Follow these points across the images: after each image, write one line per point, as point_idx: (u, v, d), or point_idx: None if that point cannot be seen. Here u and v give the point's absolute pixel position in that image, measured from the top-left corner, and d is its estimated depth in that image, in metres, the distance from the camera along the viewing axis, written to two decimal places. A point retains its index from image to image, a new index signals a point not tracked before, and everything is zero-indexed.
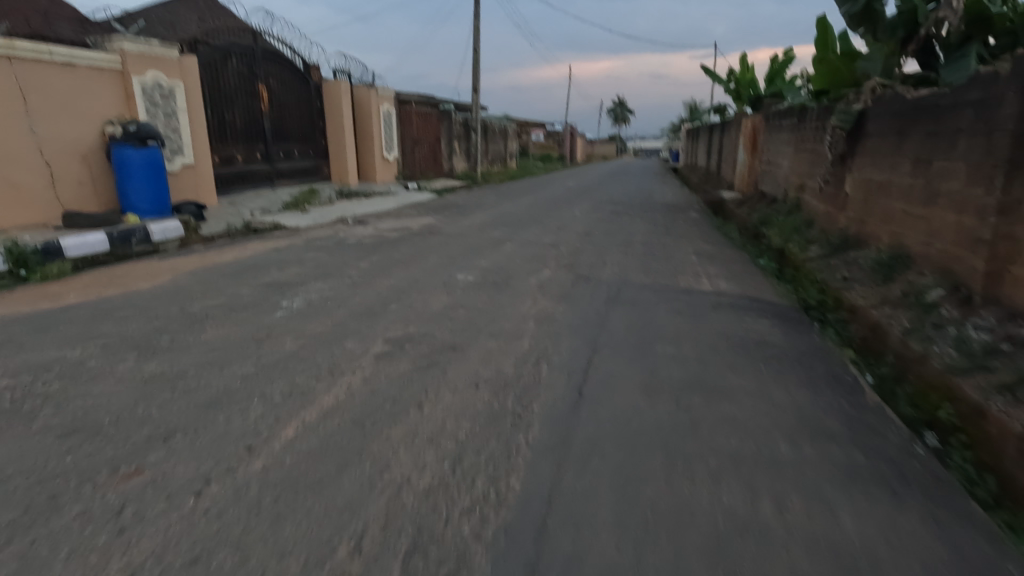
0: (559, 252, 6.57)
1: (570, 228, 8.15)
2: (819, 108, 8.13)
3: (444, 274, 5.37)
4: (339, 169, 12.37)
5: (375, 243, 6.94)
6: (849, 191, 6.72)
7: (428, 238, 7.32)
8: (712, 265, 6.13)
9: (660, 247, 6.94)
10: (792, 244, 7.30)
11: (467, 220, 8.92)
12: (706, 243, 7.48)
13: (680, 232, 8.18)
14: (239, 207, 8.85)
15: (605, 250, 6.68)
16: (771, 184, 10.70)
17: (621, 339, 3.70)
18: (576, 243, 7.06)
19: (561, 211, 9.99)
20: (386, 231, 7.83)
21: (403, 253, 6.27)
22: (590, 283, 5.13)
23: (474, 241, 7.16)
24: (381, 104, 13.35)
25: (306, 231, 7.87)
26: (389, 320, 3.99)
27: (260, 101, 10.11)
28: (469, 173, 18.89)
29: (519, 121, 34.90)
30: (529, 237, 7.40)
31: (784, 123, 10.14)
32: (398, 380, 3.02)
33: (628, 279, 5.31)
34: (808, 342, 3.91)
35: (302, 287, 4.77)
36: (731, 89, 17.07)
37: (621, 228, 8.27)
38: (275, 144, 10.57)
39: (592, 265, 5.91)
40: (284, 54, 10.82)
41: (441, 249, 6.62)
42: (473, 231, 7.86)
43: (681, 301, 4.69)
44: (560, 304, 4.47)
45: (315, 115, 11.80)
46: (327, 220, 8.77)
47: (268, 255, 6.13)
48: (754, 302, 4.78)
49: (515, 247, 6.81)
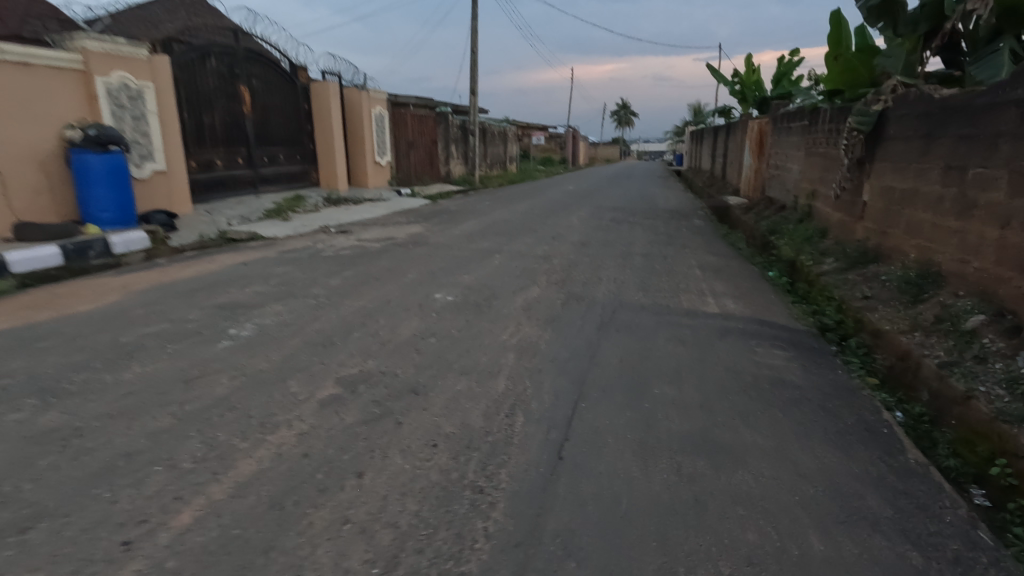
0: (552, 265, 6.05)
1: (566, 238, 7.62)
2: (833, 109, 7.59)
3: (420, 292, 4.86)
4: (328, 175, 11.89)
5: (353, 255, 6.44)
6: (867, 199, 6.19)
7: (412, 249, 6.80)
8: (719, 281, 5.60)
9: (661, 260, 6.40)
10: (804, 256, 6.76)
11: (457, 228, 8.41)
12: (711, 254, 6.94)
13: (683, 242, 7.65)
14: (216, 215, 8.38)
15: (602, 263, 6.16)
16: (779, 189, 10.18)
17: (614, 377, 3.18)
18: (570, 255, 6.53)
19: (558, 218, 9.46)
20: (368, 242, 7.33)
21: (381, 267, 5.77)
22: (582, 304, 4.61)
23: (461, 252, 6.66)
24: (373, 106, 12.88)
25: (284, 242, 7.38)
26: (347, 352, 3.48)
27: (242, 103, 9.64)
28: (467, 177, 18.42)
29: (520, 124, 34.46)
30: (520, 249, 6.89)
31: (794, 125, 9.61)
32: (340, 437, 2.50)
33: (625, 299, 4.78)
34: (831, 380, 3.38)
35: (257, 310, 4.26)
36: (736, 91, 16.57)
37: (619, 237, 7.74)
38: (258, 148, 10.10)
39: (586, 281, 5.39)
40: (269, 54, 10.35)
41: (423, 262, 6.10)
42: (461, 241, 7.35)
43: (683, 326, 4.16)
44: (546, 330, 3.95)
45: (302, 118, 11.32)
46: (310, 229, 8.28)
47: (233, 270, 5.63)
48: (766, 327, 4.24)
49: (505, 260, 6.29)
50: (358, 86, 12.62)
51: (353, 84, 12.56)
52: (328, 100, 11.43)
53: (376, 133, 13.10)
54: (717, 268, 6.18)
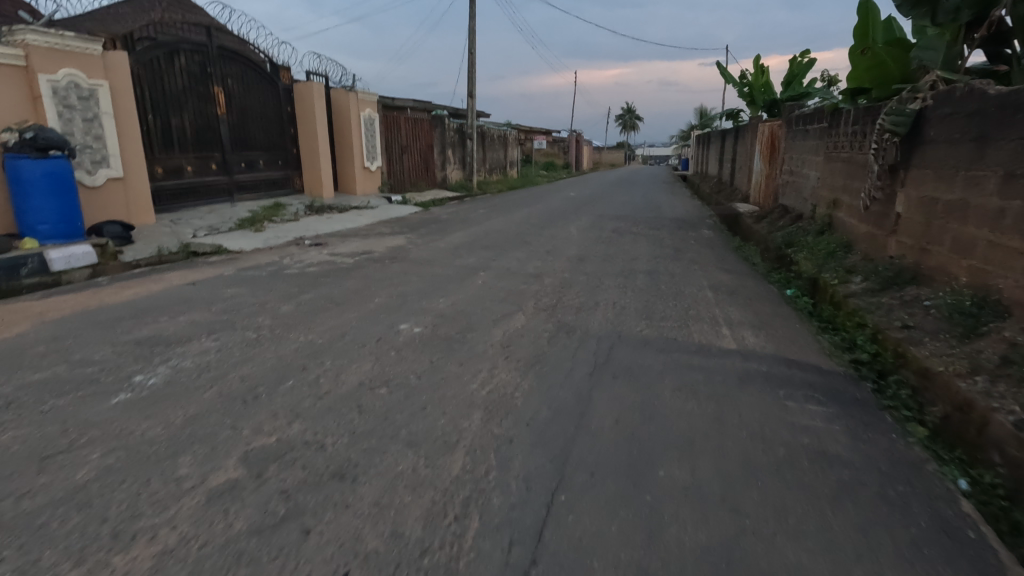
0: (542, 286, 5.31)
1: (561, 252, 6.88)
2: (858, 109, 6.86)
3: (384, 321, 4.14)
4: (313, 181, 11.20)
5: (321, 273, 5.73)
6: (902, 210, 5.44)
7: (387, 265, 6.09)
8: (734, 306, 4.85)
9: (667, 279, 5.65)
10: (828, 274, 6.00)
11: (444, 240, 7.70)
12: (723, 271, 6.19)
13: (692, 256, 6.91)
14: (181, 225, 7.71)
15: (600, 283, 5.43)
16: (794, 197, 9.45)
17: (606, 451, 2.45)
18: (563, 273, 5.81)
19: (554, 229, 8.72)
20: (342, 256, 6.64)
21: (347, 288, 5.06)
22: (573, 338, 3.88)
23: (443, 269, 5.95)
24: (362, 109, 12.23)
25: (250, 256, 6.70)
26: (271, 410, 2.76)
27: (216, 105, 8.99)
28: (464, 183, 17.76)
29: (523, 129, 33.92)
30: (509, 265, 6.16)
31: (811, 127, 8.87)
32: (216, 560, 1.78)
33: (624, 330, 4.06)
34: (887, 450, 2.64)
35: (181, 347, 3.55)
36: (744, 94, 15.91)
37: (620, 252, 7.01)
38: (235, 153, 9.45)
39: (581, 305, 4.67)
40: (247, 53, 9.70)
41: (397, 281, 5.38)
42: (445, 255, 6.64)
43: (695, 369, 3.42)
44: (526, 376, 3.22)
45: (285, 121, 10.66)
46: (282, 241, 7.59)
47: (178, 292, 4.94)
48: (796, 371, 3.49)
49: (490, 280, 5.56)
50: (346, 87, 11.95)
51: (341, 86, 11.92)
52: (312, 102, 10.75)
53: (365, 137, 12.41)
54: (731, 289, 5.43)
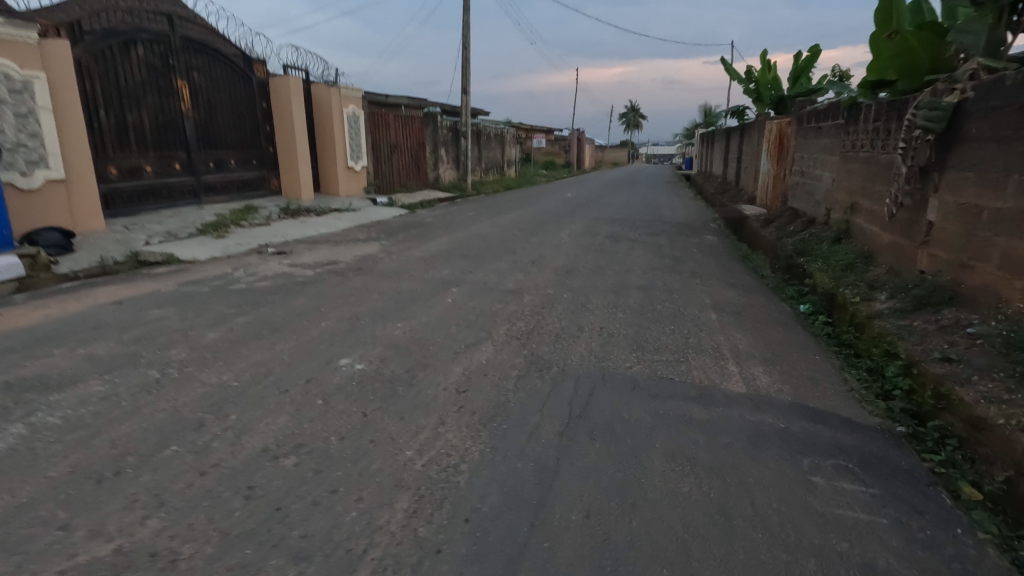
0: (521, 306, 4.62)
1: (548, 263, 6.18)
2: (880, 104, 6.13)
3: (322, 355, 3.45)
4: (291, 182, 10.53)
5: (271, 289, 5.05)
6: (936, 218, 4.73)
7: (350, 279, 5.41)
8: (743, 332, 4.15)
9: (666, 297, 4.95)
10: (848, 290, 5.29)
11: (421, 248, 7.02)
12: (729, 287, 5.48)
13: (693, 267, 6.20)
14: (134, 231, 7.05)
15: (587, 303, 4.73)
16: (806, 200, 8.74)
17: (569, 569, 1.77)
18: (546, 289, 5.13)
19: (545, 235, 8.02)
20: (303, 267, 5.96)
21: (294, 309, 4.39)
22: (546, 379, 3.20)
23: (411, 284, 5.27)
24: (345, 105, 11.56)
25: (202, 266, 6.03)
26: (127, 496, 2.07)
27: (180, 100, 8.33)
28: (458, 183, 17.08)
29: (523, 127, 33.23)
30: (486, 279, 5.47)
31: (824, 125, 8.16)
32: None
33: (611, 367, 3.37)
34: (953, 558, 1.95)
35: (60, 392, 2.88)
36: (750, 91, 15.18)
37: (613, 262, 6.31)
38: (202, 152, 8.79)
39: (562, 332, 3.98)
40: (216, 44, 9.03)
41: (355, 299, 4.70)
42: (417, 266, 5.97)
43: (695, 425, 2.72)
44: (478, 439, 2.53)
45: (259, 118, 9.99)
46: (243, 248, 6.92)
47: (97, 312, 4.26)
48: (821, 426, 2.79)
49: (463, 297, 4.87)
50: (328, 83, 11.27)
51: (322, 81, 11.24)
52: (289, 98, 10.08)
53: (349, 135, 11.74)
54: (738, 309, 4.73)
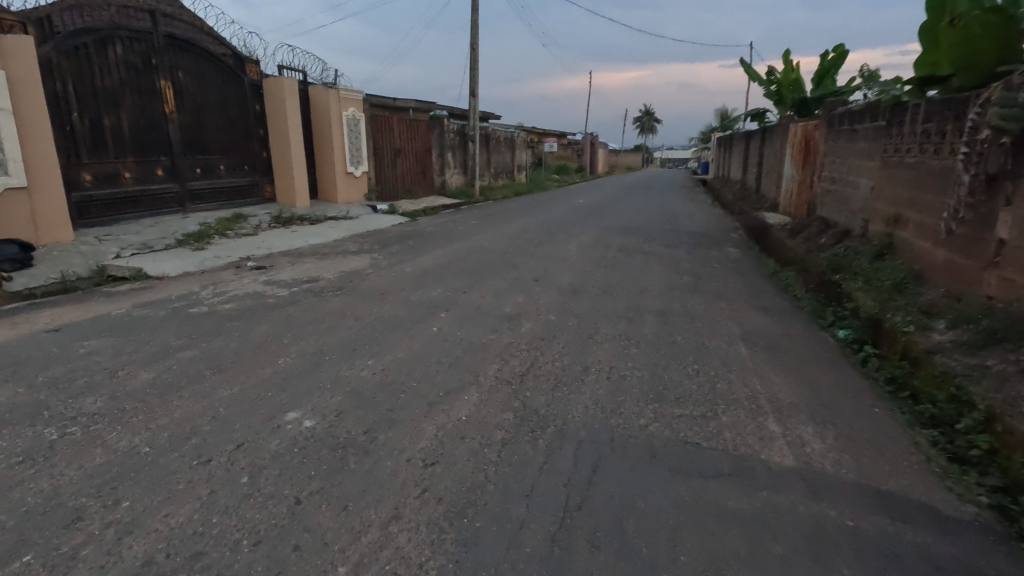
0: (517, 337, 3.96)
1: (552, 281, 5.51)
2: (933, 102, 5.38)
3: (266, 408, 2.82)
4: (285, 188, 9.99)
5: (235, 312, 4.44)
6: (1009, 236, 3.99)
7: (327, 301, 4.79)
8: (782, 374, 3.45)
9: (687, 326, 4.25)
10: (899, 317, 4.55)
11: (414, 262, 6.40)
12: (760, 313, 4.76)
13: (716, 287, 5.49)
14: (106, 243, 6.53)
15: (595, 333, 4.05)
16: (838, 210, 7.99)
17: None
18: (548, 316, 4.46)
19: (551, 248, 7.34)
20: (280, 285, 5.36)
21: (252, 340, 3.77)
22: (540, 444, 2.53)
23: (394, 307, 4.64)
24: (344, 108, 11.01)
25: (170, 284, 5.47)
26: None
27: (163, 102, 7.82)
28: (465, 189, 16.49)
29: (534, 132, 32.64)
30: (481, 302, 4.81)
31: (861, 127, 7.40)
32: None
33: (621, 428, 2.70)
34: None
35: None
36: (770, 92, 14.47)
37: (626, 281, 5.61)
38: (188, 157, 8.27)
39: (563, 374, 3.31)
40: (205, 42, 8.52)
41: (326, 328, 4.07)
42: (405, 285, 5.33)
43: (732, 523, 2.04)
44: (440, 546, 1.88)
45: (251, 121, 9.46)
46: (221, 261, 6.36)
47: (24, 343, 3.69)
48: (900, 525, 2.10)
49: (451, 325, 4.21)
50: (326, 85, 10.74)
51: (321, 83, 10.71)
52: (282, 100, 9.54)
53: (349, 139, 11.19)
54: (773, 343, 4.02)
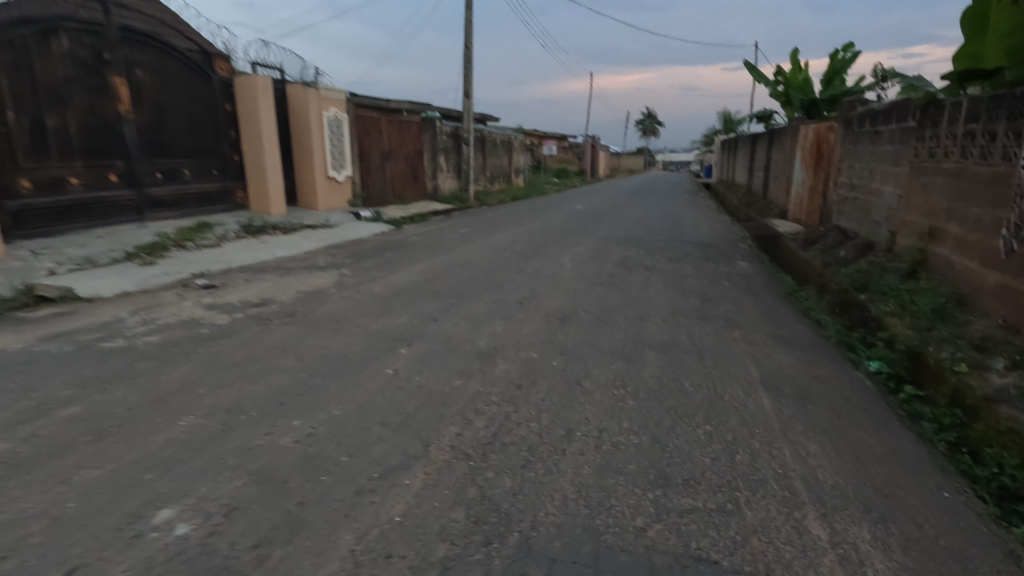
0: (489, 383, 3.23)
1: (539, 305, 4.79)
2: (979, 99, 4.66)
3: (133, 503, 2.09)
4: (259, 194, 9.29)
5: (154, 348, 3.71)
6: None
7: (273, 330, 4.09)
8: (819, 440, 2.72)
9: (697, 367, 3.53)
10: (947, 352, 3.82)
11: (386, 279, 5.70)
12: (781, 347, 4.03)
13: (726, 311, 4.77)
14: (42, 257, 5.84)
15: (584, 378, 3.32)
16: (859, 219, 7.27)
17: None
18: (529, 352, 3.72)
19: (542, 262, 6.62)
20: (224, 309, 4.65)
21: (159, 389, 3.05)
22: (497, 567, 1.81)
23: (347, 338, 3.93)
24: (325, 109, 10.32)
25: (100, 306, 4.76)
26: None
27: (117, 101, 7.14)
28: (458, 194, 15.81)
29: (534, 135, 32.00)
30: (453, 333, 4.09)
31: (885, 128, 6.69)
32: None
33: (612, 537, 1.97)
34: None
35: None
36: (777, 93, 13.81)
37: (625, 305, 4.88)
38: (147, 161, 7.59)
39: (539, 441, 2.60)
40: (168, 37, 7.84)
41: (257, 370, 3.34)
42: (369, 310, 4.61)
43: None
44: None
45: (222, 122, 8.77)
46: (169, 278, 5.66)
47: None
48: None
49: (411, 366, 3.48)
50: (306, 84, 10.06)
51: (300, 82, 10.03)
52: (255, 99, 8.85)
53: (330, 141, 10.50)
54: (801, 391, 3.29)
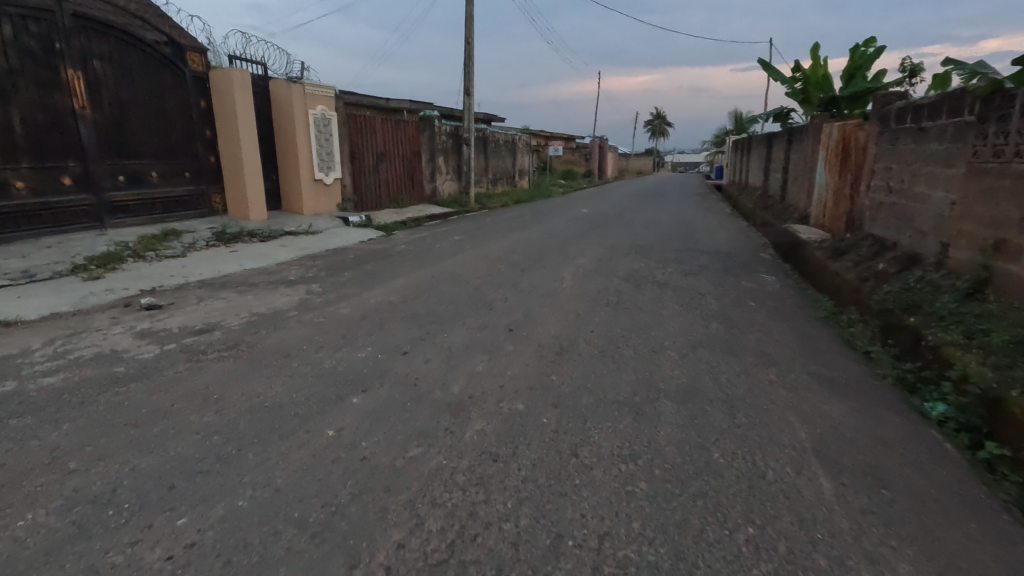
0: (456, 454, 2.45)
1: (531, 334, 4.02)
2: None
3: None
4: (236, 198, 8.56)
5: (45, 395, 2.97)
6: None
7: (203, 370, 3.34)
8: (911, 557, 1.93)
9: (726, 428, 2.74)
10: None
11: (359, 298, 4.96)
12: (830, 394, 3.23)
13: (756, 343, 3.98)
14: None
15: (582, 445, 2.55)
16: (898, 226, 6.44)
17: None
18: (514, 403, 2.94)
19: (540, 276, 5.84)
20: (158, 337, 3.92)
21: (16, 463, 2.30)
22: None
23: (289, 382, 3.17)
24: (312, 106, 9.63)
25: (14, 332, 4.03)
26: None
27: (70, 96, 6.46)
28: (458, 196, 15.07)
29: (540, 135, 31.28)
30: (423, 374, 3.33)
31: (932, 124, 5.86)
32: None
33: None
34: None
35: None
36: (793, 91, 12.98)
37: (634, 333, 4.08)
38: (106, 163, 6.91)
39: (513, 560, 1.83)
40: (132, 26, 7.14)
41: (158, 431, 2.59)
42: (327, 340, 3.85)
43: None
44: None
45: (195, 120, 8.07)
46: (110, 297, 4.94)
47: None
48: None
49: (360, 423, 2.71)
50: (290, 80, 9.37)
51: (285, 77, 9.35)
52: (231, 94, 8.10)
53: (317, 141, 9.79)
54: (868, 465, 2.49)
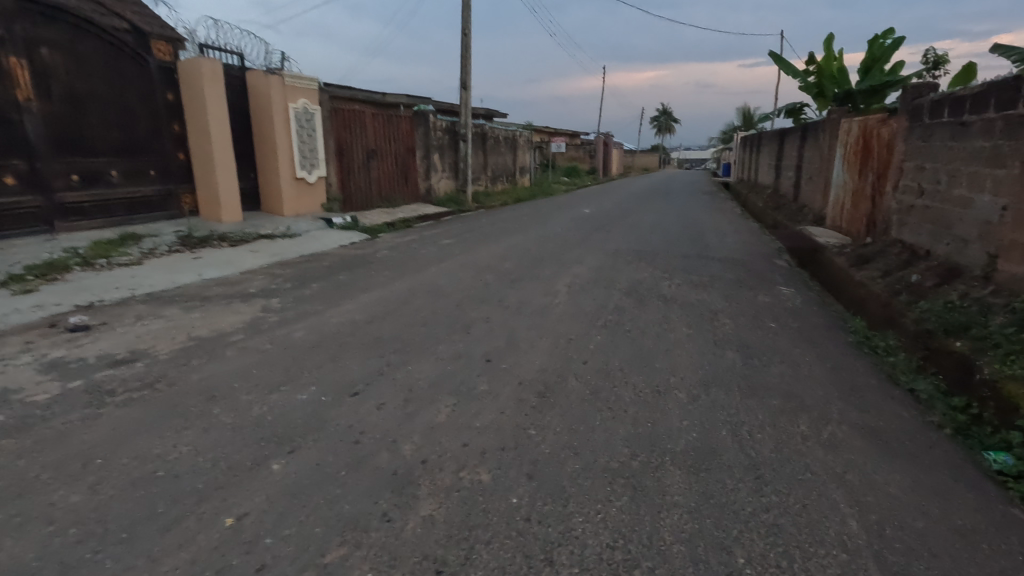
0: (388, 563, 1.81)
1: (513, 367, 3.38)
2: None
3: None
4: (207, 198, 7.92)
5: None
6: None
7: (100, 418, 2.71)
8: None
9: (753, 515, 2.08)
10: None
11: (320, 317, 4.34)
12: (879, 456, 2.57)
13: (780, 380, 3.31)
14: None
15: (561, 545, 1.90)
16: (933, 232, 5.75)
17: None
18: (477, 474, 2.30)
19: (530, 289, 5.20)
20: (67, 369, 3.30)
21: None
22: None
23: (203, 437, 2.54)
24: (292, 99, 9.01)
25: None
26: None
27: (13, 88, 5.86)
28: (454, 195, 14.44)
29: (543, 131, 30.63)
30: (371, 425, 2.69)
31: (976, 118, 5.15)
32: None
33: None
34: None
35: None
36: (807, 85, 12.24)
37: (634, 367, 3.42)
38: (57, 161, 6.32)
39: None
40: (87, 12, 6.53)
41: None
42: (267, 376, 3.22)
43: None
44: None
45: (162, 114, 7.45)
46: (35, 315, 4.32)
47: None
48: None
49: (272, 506, 2.07)
50: (269, 71, 8.74)
51: (262, 68, 8.72)
52: (198, 85, 7.40)
53: (299, 137, 9.17)
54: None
